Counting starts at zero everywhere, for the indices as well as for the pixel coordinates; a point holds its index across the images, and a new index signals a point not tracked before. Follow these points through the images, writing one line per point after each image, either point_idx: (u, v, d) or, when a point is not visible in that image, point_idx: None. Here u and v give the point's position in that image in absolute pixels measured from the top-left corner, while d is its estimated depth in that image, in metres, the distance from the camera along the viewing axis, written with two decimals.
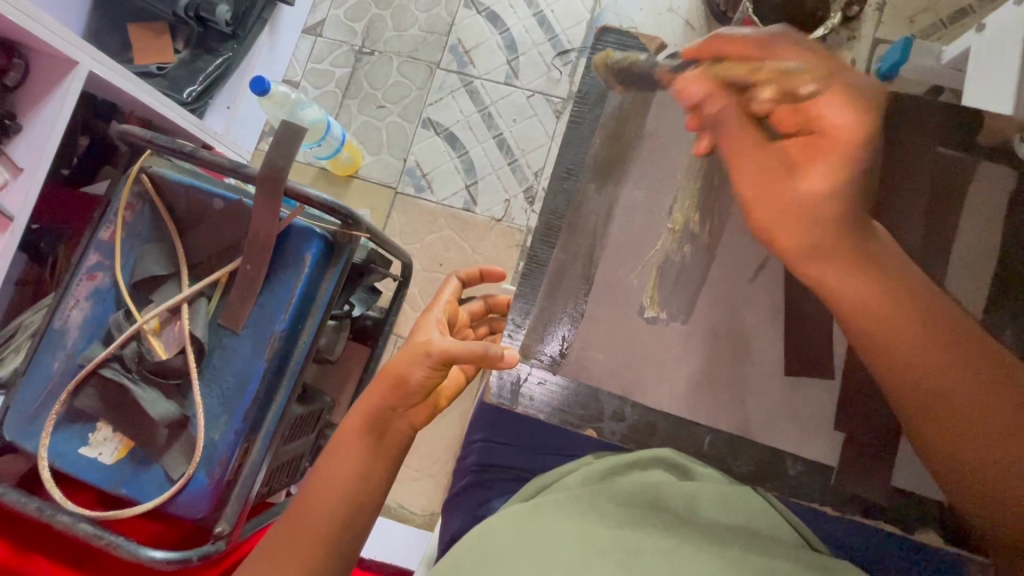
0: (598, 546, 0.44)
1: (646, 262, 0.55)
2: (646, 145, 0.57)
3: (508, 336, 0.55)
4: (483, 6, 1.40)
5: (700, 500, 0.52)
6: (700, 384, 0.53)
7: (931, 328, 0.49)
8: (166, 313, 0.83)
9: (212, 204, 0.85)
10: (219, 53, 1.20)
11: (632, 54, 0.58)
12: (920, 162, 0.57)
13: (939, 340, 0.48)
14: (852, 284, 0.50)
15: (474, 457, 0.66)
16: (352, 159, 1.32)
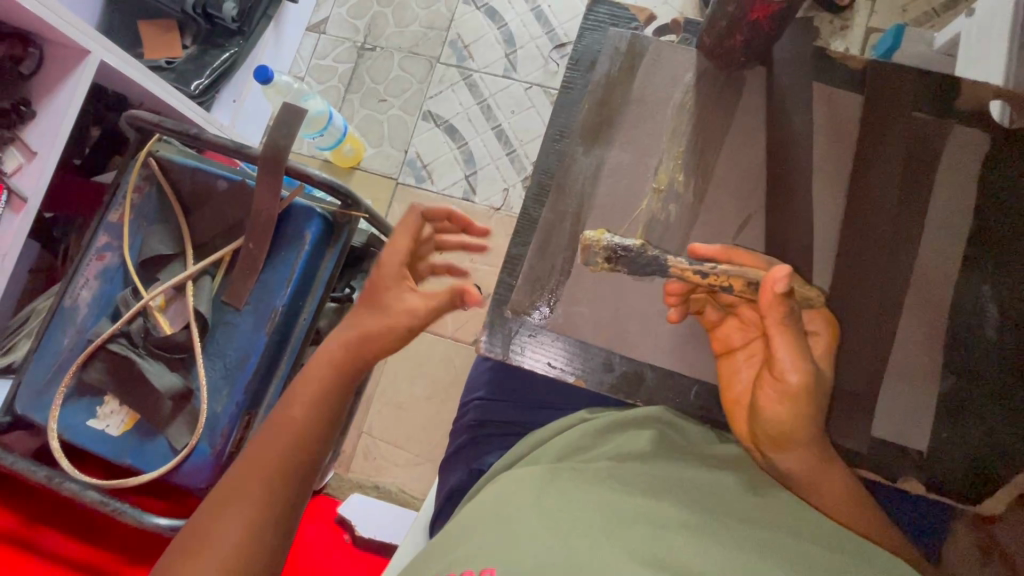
0: (613, 519, 0.42)
1: (632, 220, 0.55)
2: (630, 112, 0.57)
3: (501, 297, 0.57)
4: (482, 1, 1.43)
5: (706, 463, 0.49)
6: (684, 337, 0.54)
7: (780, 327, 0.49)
8: (172, 290, 0.86)
9: (217, 185, 0.88)
10: (226, 48, 1.24)
11: (621, 26, 0.60)
12: (899, 124, 0.56)
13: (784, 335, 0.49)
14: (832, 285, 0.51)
15: (470, 416, 0.63)
16: (355, 151, 1.36)
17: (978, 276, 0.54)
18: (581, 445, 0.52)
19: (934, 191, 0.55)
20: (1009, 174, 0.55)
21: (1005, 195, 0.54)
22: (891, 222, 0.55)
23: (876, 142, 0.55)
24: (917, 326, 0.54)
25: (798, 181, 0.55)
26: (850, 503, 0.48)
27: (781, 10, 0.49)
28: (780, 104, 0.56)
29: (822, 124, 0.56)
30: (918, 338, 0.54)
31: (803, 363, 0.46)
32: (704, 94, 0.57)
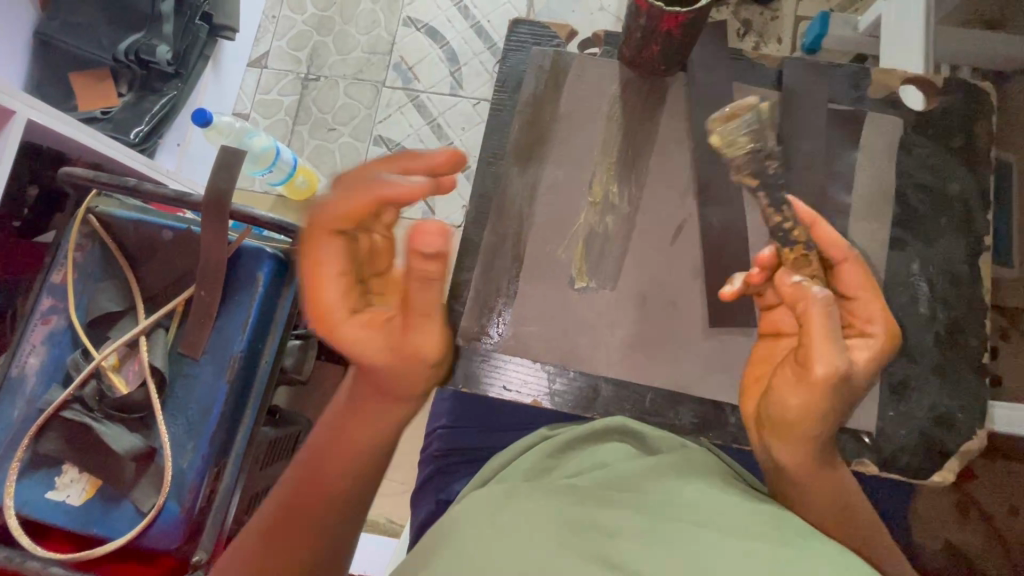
0: (570, 531, 0.41)
1: (572, 236, 0.56)
2: (560, 127, 0.58)
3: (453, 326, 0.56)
4: (422, 22, 1.44)
5: (666, 469, 0.49)
6: (637, 347, 0.55)
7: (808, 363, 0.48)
8: (124, 348, 0.83)
9: (162, 237, 0.86)
10: (163, 92, 1.22)
11: (542, 45, 0.60)
12: (819, 115, 0.57)
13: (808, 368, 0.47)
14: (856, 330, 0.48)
15: (435, 447, 0.62)
16: (308, 182, 1.33)
17: (907, 254, 0.56)
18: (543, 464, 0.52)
19: (858, 177, 0.57)
20: (921, 154, 0.57)
21: (919, 174, 0.57)
22: (824, 211, 0.56)
23: (799, 136, 0.57)
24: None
25: (727, 183, 0.56)
26: (830, 519, 0.48)
27: (690, 18, 0.49)
28: (704, 107, 0.57)
29: (749, 124, 0.58)
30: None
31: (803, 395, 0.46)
32: (629, 103, 0.58)
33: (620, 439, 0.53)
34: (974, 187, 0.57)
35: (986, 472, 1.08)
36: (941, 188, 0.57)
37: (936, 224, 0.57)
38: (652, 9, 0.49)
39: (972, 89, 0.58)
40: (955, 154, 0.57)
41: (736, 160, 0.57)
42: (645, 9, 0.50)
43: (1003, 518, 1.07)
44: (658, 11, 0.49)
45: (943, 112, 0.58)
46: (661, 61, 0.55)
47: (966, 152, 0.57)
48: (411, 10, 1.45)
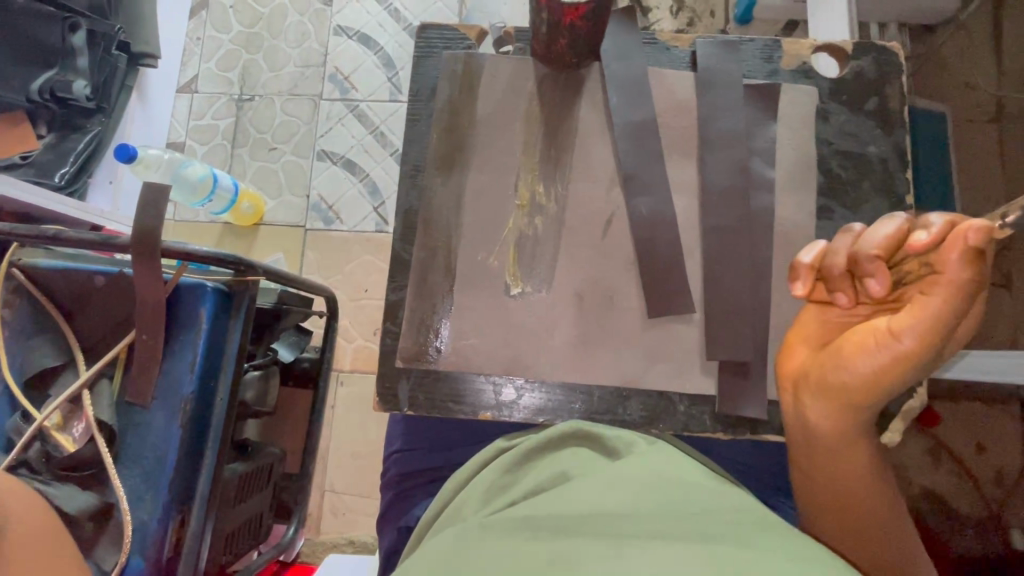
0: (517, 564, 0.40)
1: (501, 242, 0.56)
2: (479, 131, 0.57)
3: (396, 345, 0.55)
4: (353, 29, 1.40)
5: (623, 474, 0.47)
6: (580, 347, 0.55)
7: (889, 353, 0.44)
8: (67, 405, 0.79)
9: (94, 282, 0.82)
10: (87, 129, 1.18)
11: (453, 48, 0.59)
12: (735, 92, 0.57)
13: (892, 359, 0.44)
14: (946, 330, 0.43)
15: (395, 470, 0.62)
16: (254, 207, 1.31)
17: (834, 223, 0.57)
18: (501, 482, 0.52)
19: (779, 151, 0.57)
20: (839, 121, 0.58)
21: (838, 142, 0.58)
22: (750, 189, 0.56)
23: (719, 114, 0.57)
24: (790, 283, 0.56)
25: (651, 171, 0.56)
26: (827, 510, 0.51)
27: (590, 8, 0.49)
28: (622, 96, 0.57)
29: (669, 108, 0.57)
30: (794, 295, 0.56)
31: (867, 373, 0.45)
32: (546, 100, 0.57)
33: (576, 443, 0.52)
34: (893, 148, 0.58)
35: (951, 414, 1.11)
36: (860, 153, 0.58)
37: (860, 189, 0.57)
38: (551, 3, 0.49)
39: (882, 51, 0.59)
40: (871, 118, 0.58)
41: (658, 147, 0.56)
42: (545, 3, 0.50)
43: (972, 457, 1.10)
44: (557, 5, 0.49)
45: (856, 77, 0.59)
46: (571, 54, 0.55)
47: (882, 114, 0.58)
48: (340, 18, 1.41)
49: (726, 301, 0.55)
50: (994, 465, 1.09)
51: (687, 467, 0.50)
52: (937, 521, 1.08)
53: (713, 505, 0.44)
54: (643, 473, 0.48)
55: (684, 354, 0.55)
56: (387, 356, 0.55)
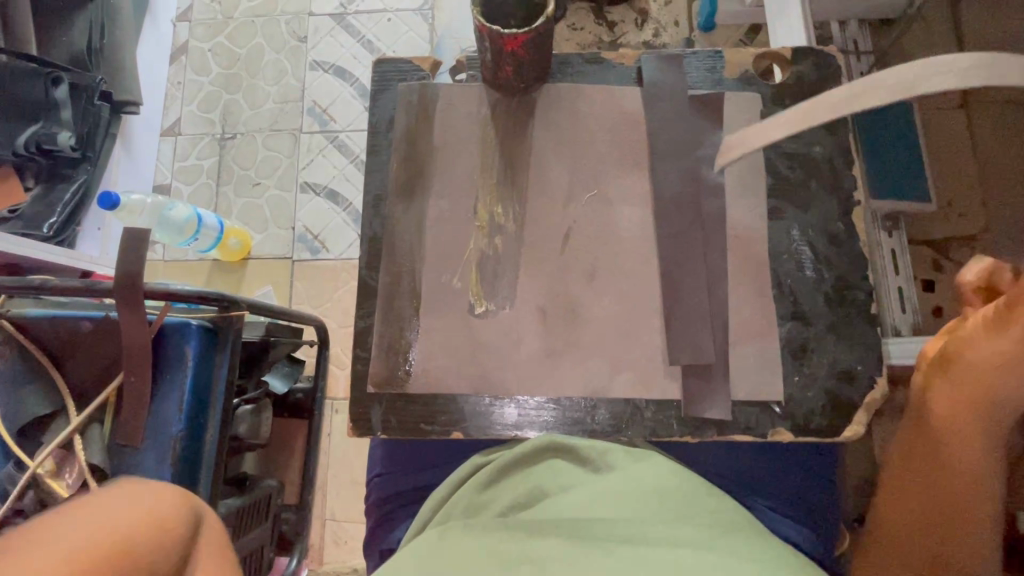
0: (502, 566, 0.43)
1: (464, 263, 0.57)
2: (436, 158, 0.59)
3: (367, 371, 0.57)
4: (329, 63, 1.44)
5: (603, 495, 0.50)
6: (546, 360, 0.56)
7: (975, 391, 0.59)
8: (59, 450, 0.80)
9: (81, 328, 0.84)
10: (73, 178, 1.20)
11: (407, 80, 0.62)
12: (680, 103, 0.59)
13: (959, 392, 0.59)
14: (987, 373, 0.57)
15: (375, 496, 0.63)
16: (241, 242, 1.33)
17: (786, 223, 0.59)
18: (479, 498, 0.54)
19: (726, 155, 0.59)
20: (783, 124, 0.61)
21: (784, 144, 0.60)
22: (701, 194, 0.58)
23: (665, 124, 0.59)
24: (748, 284, 0.57)
25: (605, 185, 0.59)
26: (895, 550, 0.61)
27: (529, 37, 0.52)
28: (571, 118, 0.60)
29: (617, 125, 0.60)
30: (754, 297, 0.57)
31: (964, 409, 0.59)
32: (500, 124, 0.60)
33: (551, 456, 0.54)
34: (836, 148, 0.60)
35: None
36: (805, 153, 0.60)
37: (807, 188, 0.59)
38: (491, 33, 0.51)
39: (819, 56, 0.62)
40: (815, 120, 0.61)
41: (607, 164, 0.59)
42: (485, 33, 0.53)
43: None
44: (496, 35, 0.51)
45: (796, 81, 0.61)
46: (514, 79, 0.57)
47: (823, 114, 0.61)
48: (316, 54, 1.45)
49: (686, 306, 0.56)
50: None
51: (663, 476, 0.51)
52: None
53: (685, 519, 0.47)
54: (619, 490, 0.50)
55: (649, 361, 0.56)
56: (361, 383, 0.57)
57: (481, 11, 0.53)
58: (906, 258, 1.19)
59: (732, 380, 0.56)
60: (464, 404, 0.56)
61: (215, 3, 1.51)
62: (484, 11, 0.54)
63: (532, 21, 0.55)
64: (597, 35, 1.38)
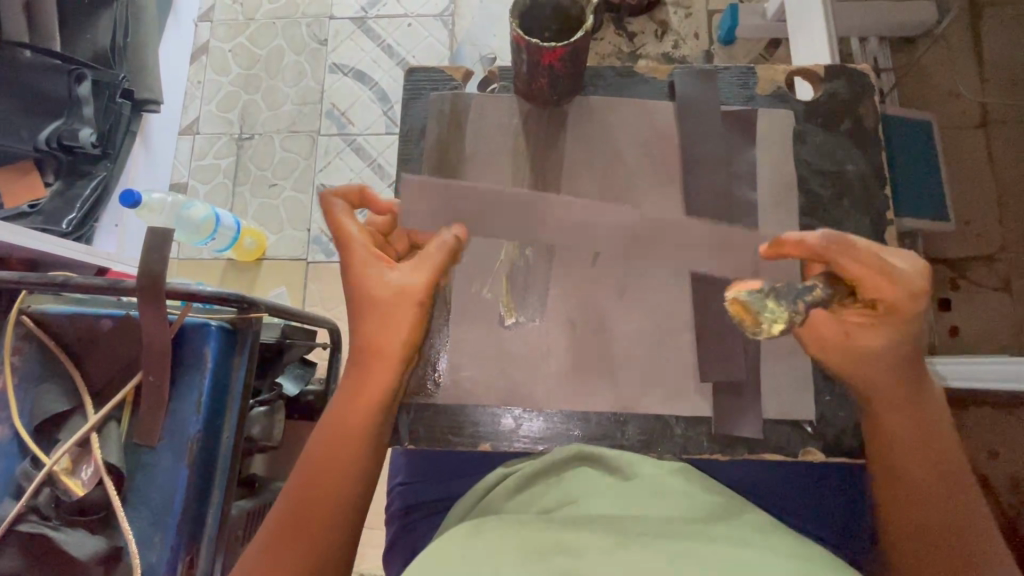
0: (537, 555, 0.42)
1: (495, 274, 0.58)
2: (468, 168, 0.59)
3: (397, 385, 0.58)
4: (348, 67, 1.45)
5: (637, 496, 0.49)
6: (575, 372, 0.57)
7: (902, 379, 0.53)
8: (76, 448, 0.79)
9: (101, 326, 0.84)
10: (93, 175, 1.20)
11: (440, 89, 0.63)
12: (712, 119, 0.60)
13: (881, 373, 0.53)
14: (874, 361, 0.53)
15: (397, 505, 0.63)
16: (256, 243, 1.34)
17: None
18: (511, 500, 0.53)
19: (758, 173, 0.59)
20: (815, 142, 0.61)
21: (815, 164, 0.60)
22: (733, 210, 0.58)
23: (697, 141, 0.59)
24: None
25: (638, 199, 0.59)
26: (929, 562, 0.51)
27: (567, 51, 0.52)
28: (603, 132, 0.60)
29: (648, 140, 0.60)
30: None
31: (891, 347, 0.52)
32: (532, 135, 0.60)
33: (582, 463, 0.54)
34: (867, 169, 0.61)
35: (960, 420, 1.18)
36: (837, 171, 0.60)
37: (836, 209, 0.60)
38: (530, 46, 0.51)
39: (852, 75, 0.62)
40: (845, 141, 0.61)
41: (639, 178, 0.59)
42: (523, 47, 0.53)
43: (986, 464, 1.16)
44: (535, 48, 0.51)
45: (829, 99, 0.62)
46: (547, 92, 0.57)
47: (855, 133, 0.61)
48: (336, 57, 1.46)
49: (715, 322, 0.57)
50: (1009, 472, 1.16)
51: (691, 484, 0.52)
52: None
53: (720, 519, 0.46)
54: (649, 493, 0.50)
55: (676, 376, 0.57)
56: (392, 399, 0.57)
57: (519, 23, 0.53)
58: None
59: (754, 398, 0.57)
60: (498, 418, 0.57)
61: (237, 4, 1.52)
62: (521, 26, 0.54)
63: (566, 35, 0.54)
64: (616, 45, 1.38)
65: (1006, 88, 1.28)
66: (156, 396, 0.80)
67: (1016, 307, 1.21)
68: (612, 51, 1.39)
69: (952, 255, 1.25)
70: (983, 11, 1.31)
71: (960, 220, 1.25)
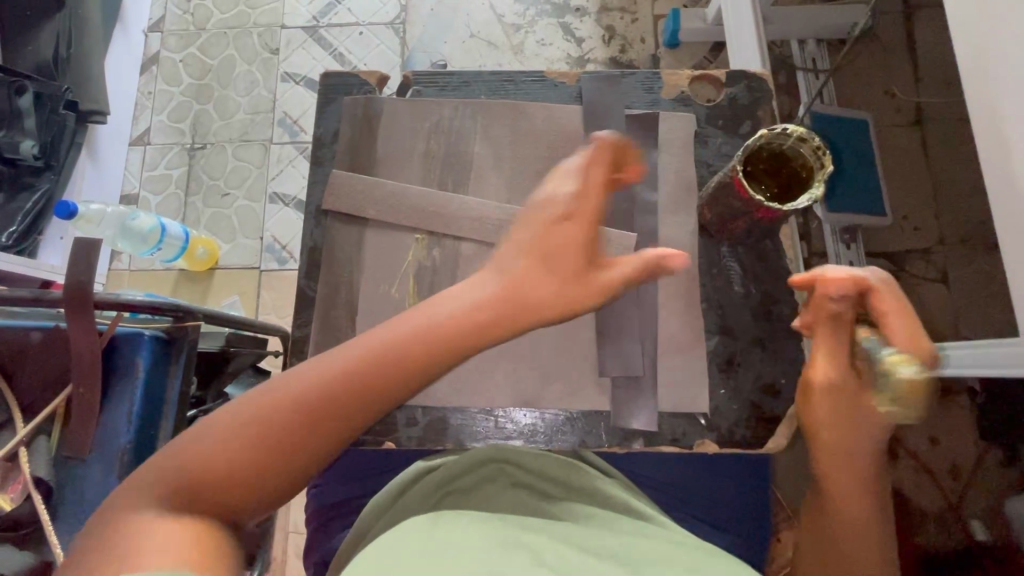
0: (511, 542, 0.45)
1: (403, 274, 0.65)
2: (372, 171, 0.67)
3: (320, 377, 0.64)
4: (300, 76, 1.46)
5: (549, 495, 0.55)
6: (480, 364, 0.63)
7: (851, 434, 0.57)
8: (4, 463, 0.78)
9: (30, 338, 0.83)
10: (36, 187, 1.19)
11: (356, 92, 0.70)
12: (611, 122, 0.67)
13: (831, 426, 0.57)
14: (825, 412, 0.58)
15: (315, 505, 0.68)
16: (208, 253, 1.33)
17: (714, 242, 0.66)
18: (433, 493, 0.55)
19: (658, 174, 0.66)
20: (711, 140, 0.68)
21: (706, 160, 0.67)
22: (633, 211, 0.65)
23: (587, 149, 0.66)
24: (675, 299, 0.64)
25: None
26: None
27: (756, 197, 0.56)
28: (504, 139, 0.67)
29: (552, 146, 0.67)
30: (676, 309, 0.64)
31: (845, 395, 0.57)
32: (437, 148, 0.68)
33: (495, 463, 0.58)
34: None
35: None
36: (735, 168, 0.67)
37: None
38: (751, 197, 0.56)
39: (749, 79, 0.69)
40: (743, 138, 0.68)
41: (538, 185, 0.66)
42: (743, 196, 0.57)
43: (927, 450, 1.20)
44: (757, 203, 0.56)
45: (730, 102, 0.69)
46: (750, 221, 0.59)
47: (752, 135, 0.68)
48: (288, 66, 1.47)
49: (610, 316, 0.63)
50: (948, 457, 1.20)
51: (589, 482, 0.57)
52: (900, 517, 1.17)
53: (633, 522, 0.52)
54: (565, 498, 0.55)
55: (575, 369, 0.63)
56: None
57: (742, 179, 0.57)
58: (860, 269, 1.25)
59: (647, 386, 0.62)
60: (404, 417, 0.62)
61: (189, 15, 1.52)
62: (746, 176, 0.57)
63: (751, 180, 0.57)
64: (565, 51, 1.42)
65: (939, 87, 1.33)
66: (84, 406, 0.80)
67: (953, 297, 1.25)
68: (562, 57, 1.42)
69: (893, 249, 1.29)
70: (915, 14, 1.37)
71: (898, 215, 1.30)
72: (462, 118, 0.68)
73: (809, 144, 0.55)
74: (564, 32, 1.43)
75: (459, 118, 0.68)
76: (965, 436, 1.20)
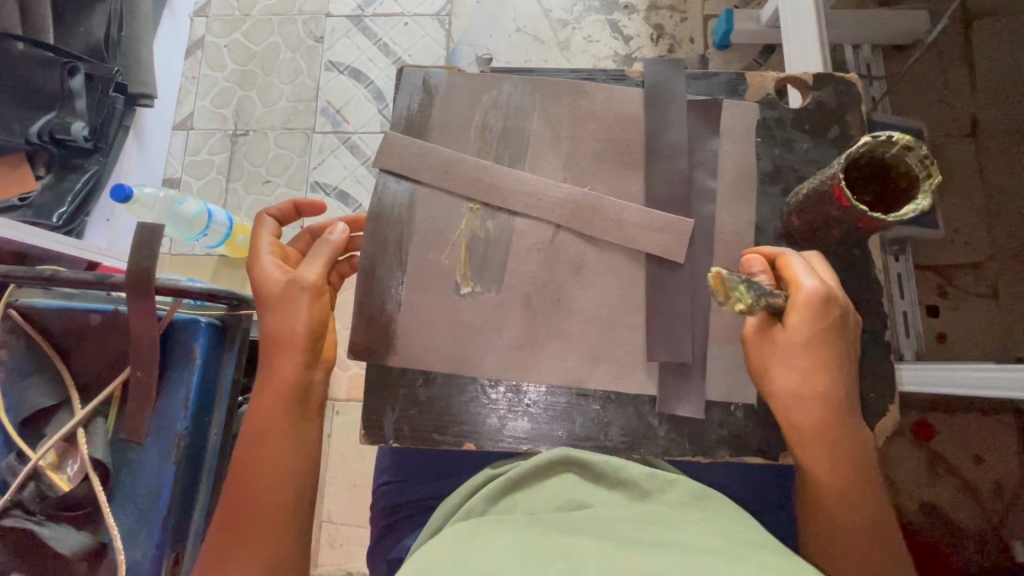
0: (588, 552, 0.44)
1: (454, 242, 0.66)
2: (443, 161, 0.67)
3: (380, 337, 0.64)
4: (344, 65, 1.45)
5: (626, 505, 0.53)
6: (547, 355, 0.64)
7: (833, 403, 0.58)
8: (62, 444, 0.79)
9: (89, 321, 0.83)
10: (85, 169, 1.20)
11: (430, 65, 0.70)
12: (683, 117, 0.67)
13: (811, 400, 0.58)
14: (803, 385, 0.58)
15: (381, 503, 0.70)
16: (249, 240, 1.34)
17: (774, 239, 0.67)
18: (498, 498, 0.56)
19: (720, 161, 0.67)
20: (779, 135, 0.68)
21: (778, 161, 0.68)
22: (692, 197, 0.66)
23: (660, 147, 0.66)
24: None
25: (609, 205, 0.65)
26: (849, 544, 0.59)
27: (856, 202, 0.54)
28: (577, 135, 0.67)
29: (623, 137, 0.67)
30: None
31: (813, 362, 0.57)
32: (495, 130, 0.68)
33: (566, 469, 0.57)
34: (813, 171, 0.68)
35: (945, 426, 1.20)
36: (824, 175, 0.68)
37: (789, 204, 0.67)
38: (852, 204, 0.54)
39: (840, 85, 0.69)
40: (810, 139, 0.68)
41: (610, 182, 0.67)
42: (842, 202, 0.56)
43: (971, 469, 1.18)
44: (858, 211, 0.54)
45: (818, 107, 0.69)
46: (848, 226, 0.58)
47: (841, 139, 0.68)
48: (332, 54, 1.46)
49: (667, 305, 0.64)
50: (993, 477, 1.17)
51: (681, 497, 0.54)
52: (940, 535, 1.16)
53: (726, 526, 0.50)
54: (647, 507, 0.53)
55: (627, 355, 0.64)
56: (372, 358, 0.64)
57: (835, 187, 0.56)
58: (907, 282, 1.24)
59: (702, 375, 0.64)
60: (489, 414, 0.64)
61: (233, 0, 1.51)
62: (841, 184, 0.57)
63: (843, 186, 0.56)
64: (613, 48, 1.40)
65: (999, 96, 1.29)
66: (141, 391, 0.80)
67: (1001, 313, 1.22)
68: (609, 54, 1.40)
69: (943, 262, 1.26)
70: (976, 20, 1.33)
71: (949, 227, 1.27)
72: (528, 107, 0.68)
73: (915, 152, 0.53)
74: (612, 28, 1.41)
75: (526, 107, 0.68)
76: (1013, 456, 1.17)
